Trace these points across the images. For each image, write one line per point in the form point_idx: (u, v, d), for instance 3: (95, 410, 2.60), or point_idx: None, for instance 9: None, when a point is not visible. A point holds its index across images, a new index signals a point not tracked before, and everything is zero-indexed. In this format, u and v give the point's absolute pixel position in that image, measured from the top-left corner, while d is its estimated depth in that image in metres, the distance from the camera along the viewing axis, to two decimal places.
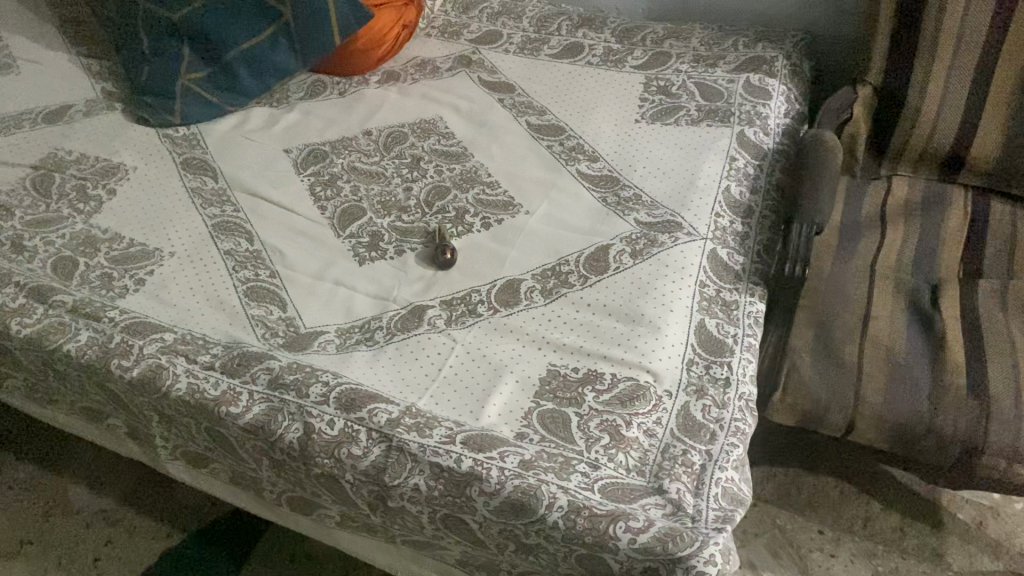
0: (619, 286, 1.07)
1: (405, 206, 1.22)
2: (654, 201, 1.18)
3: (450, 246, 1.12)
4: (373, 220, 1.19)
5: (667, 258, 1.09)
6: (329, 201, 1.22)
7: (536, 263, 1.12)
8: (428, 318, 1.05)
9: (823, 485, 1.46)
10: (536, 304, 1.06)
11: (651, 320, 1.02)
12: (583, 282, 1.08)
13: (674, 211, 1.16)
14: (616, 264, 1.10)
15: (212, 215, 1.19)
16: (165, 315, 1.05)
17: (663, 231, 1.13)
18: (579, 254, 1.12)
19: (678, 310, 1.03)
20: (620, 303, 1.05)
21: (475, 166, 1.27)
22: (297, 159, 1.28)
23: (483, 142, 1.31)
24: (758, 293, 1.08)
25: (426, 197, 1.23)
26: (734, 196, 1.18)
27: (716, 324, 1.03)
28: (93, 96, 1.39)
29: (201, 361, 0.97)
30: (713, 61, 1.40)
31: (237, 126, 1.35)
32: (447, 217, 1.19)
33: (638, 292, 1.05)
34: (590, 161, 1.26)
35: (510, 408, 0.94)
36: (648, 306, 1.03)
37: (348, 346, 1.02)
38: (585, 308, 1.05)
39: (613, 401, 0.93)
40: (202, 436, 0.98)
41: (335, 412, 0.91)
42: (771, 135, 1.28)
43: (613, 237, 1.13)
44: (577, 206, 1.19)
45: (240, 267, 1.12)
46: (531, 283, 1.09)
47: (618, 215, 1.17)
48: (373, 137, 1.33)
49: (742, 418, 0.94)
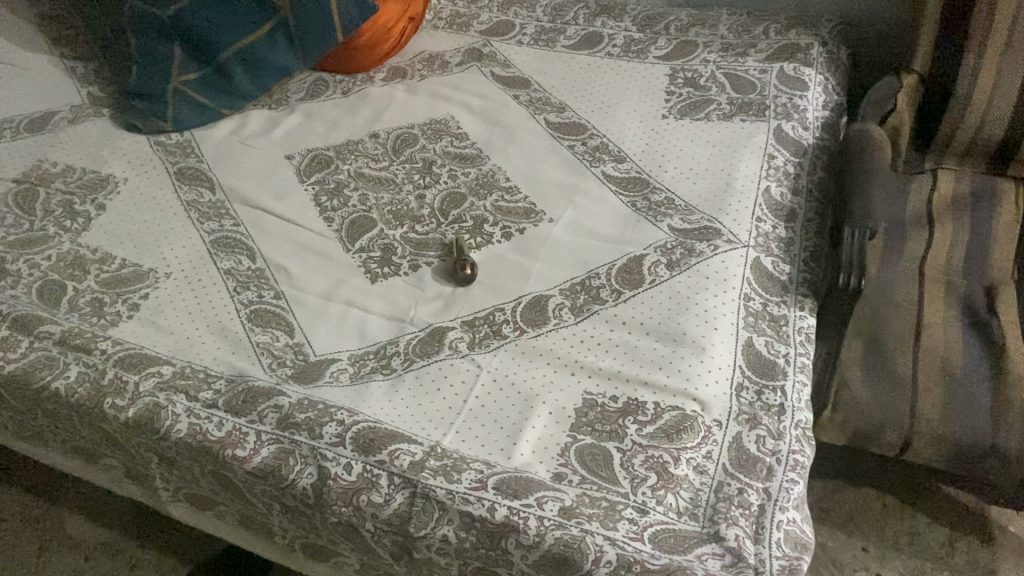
0: (656, 302, 0.98)
1: (417, 216, 1.12)
2: (688, 204, 1.09)
3: (471, 260, 1.03)
4: (384, 232, 1.10)
5: (707, 269, 1.00)
6: (336, 212, 1.13)
7: (563, 277, 1.03)
8: (450, 342, 0.96)
9: (866, 498, 1.38)
10: (566, 324, 0.97)
11: (694, 340, 0.93)
12: (616, 297, 0.99)
13: (710, 216, 1.07)
14: (651, 277, 1.01)
15: (211, 230, 1.10)
16: (162, 344, 0.96)
17: (700, 239, 1.04)
18: (609, 265, 1.03)
19: (723, 329, 0.94)
20: (659, 321, 0.96)
21: (492, 170, 1.18)
22: (299, 166, 1.19)
23: (499, 144, 1.22)
24: (809, 305, 0.99)
25: (439, 205, 1.14)
26: (775, 198, 1.09)
27: (764, 343, 0.94)
28: (78, 101, 1.30)
29: (202, 399, 0.88)
30: (743, 50, 1.30)
31: (235, 131, 1.25)
32: (464, 227, 1.10)
33: (678, 308, 0.96)
34: (617, 162, 1.16)
35: (545, 444, 0.85)
36: (689, 324, 0.95)
37: (363, 376, 0.93)
38: (620, 327, 0.96)
39: (658, 434, 0.85)
40: (207, 479, 0.89)
41: (352, 455, 0.82)
42: (810, 129, 1.19)
43: (646, 246, 1.04)
44: (604, 212, 1.10)
45: (242, 289, 1.03)
46: (559, 299, 1.00)
47: (650, 222, 1.08)
48: (381, 140, 1.23)
49: (800, 450, 0.86)
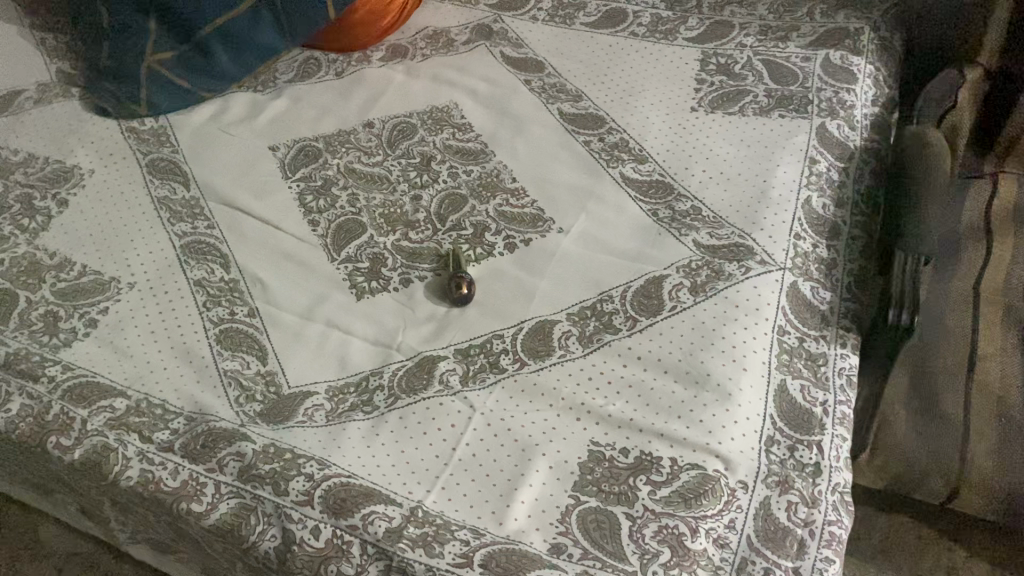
0: (676, 334, 0.86)
1: (412, 221, 1.01)
2: (716, 216, 0.96)
3: (469, 277, 0.92)
4: (374, 239, 0.99)
5: (736, 296, 0.88)
6: (321, 214, 1.01)
7: (572, 299, 0.91)
8: (440, 375, 0.85)
9: (899, 527, 1.26)
10: (573, 356, 0.86)
11: (718, 383, 0.81)
12: (630, 326, 0.87)
13: (741, 231, 0.94)
14: (673, 302, 0.89)
15: (182, 233, 0.99)
16: (119, 371, 0.85)
17: (729, 259, 0.91)
18: (625, 286, 0.91)
19: (752, 370, 0.82)
20: (679, 358, 0.84)
21: (497, 168, 1.05)
22: (284, 159, 1.07)
23: (505, 138, 1.09)
24: (852, 341, 0.87)
25: (437, 208, 1.02)
26: (815, 212, 0.96)
27: (800, 387, 0.82)
28: (47, 79, 1.18)
29: (157, 440, 0.78)
30: (783, 34, 1.16)
31: (215, 116, 1.14)
32: (463, 235, 0.98)
33: (702, 343, 0.85)
34: (638, 163, 1.03)
35: (543, 506, 0.74)
36: (714, 363, 0.83)
37: (340, 414, 0.82)
38: (634, 364, 0.84)
39: (674, 498, 0.74)
40: (163, 528, 0.80)
41: (321, 518, 0.72)
42: (858, 130, 1.05)
43: (667, 265, 0.92)
44: (620, 222, 0.98)
45: (212, 304, 0.92)
46: (566, 326, 0.88)
47: (672, 235, 0.95)
48: (376, 130, 1.11)
49: (838, 521, 0.75)
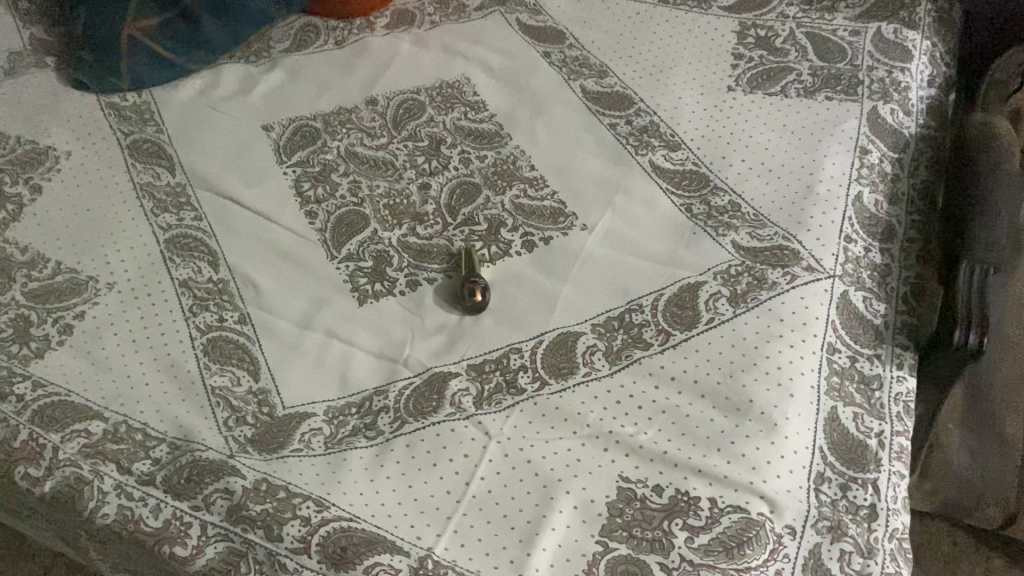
0: (714, 352, 0.77)
1: (419, 214, 0.91)
2: (756, 213, 0.87)
3: (483, 282, 0.83)
4: (377, 234, 0.90)
5: (780, 310, 0.79)
6: (319, 204, 0.92)
7: (598, 309, 0.82)
8: (452, 396, 0.76)
9: (933, 534, 1.19)
10: (600, 375, 0.77)
11: (762, 411, 0.73)
12: (663, 341, 0.79)
13: (786, 232, 0.85)
14: (710, 314, 0.80)
15: (167, 226, 0.90)
16: (95, 387, 0.77)
17: (772, 265, 0.82)
18: (655, 295, 0.82)
19: (800, 396, 0.74)
20: (717, 381, 0.75)
21: (514, 153, 0.96)
22: (280, 141, 0.98)
23: (522, 119, 0.99)
24: (909, 360, 0.78)
25: (448, 200, 0.92)
26: (867, 210, 0.87)
27: (852, 416, 0.74)
28: (20, 47, 1.08)
29: (136, 472, 0.70)
30: (830, 4, 1.07)
31: (203, 91, 1.03)
32: (476, 231, 0.89)
33: (743, 364, 0.76)
34: (669, 150, 0.94)
35: (568, 553, 0.66)
36: (757, 387, 0.74)
37: (340, 440, 0.74)
38: (667, 386, 0.76)
39: (714, 548, 0.66)
40: (145, 565, 0.72)
41: (320, 569, 0.65)
42: (913, 115, 0.95)
43: (702, 270, 0.83)
44: (649, 218, 0.88)
45: (200, 309, 0.83)
46: (590, 340, 0.80)
47: (708, 235, 0.86)
48: (379, 108, 1.01)
49: (896, 573, 0.67)
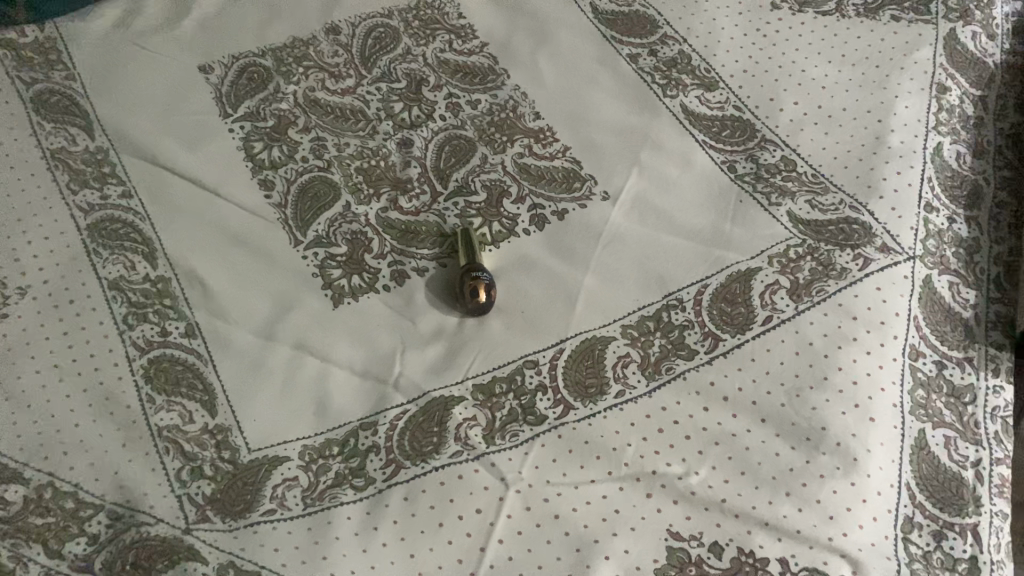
0: (776, 363, 0.63)
1: (401, 181, 0.74)
2: (815, 173, 0.71)
3: (487, 276, 0.67)
4: (351, 210, 0.73)
5: (853, 305, 0.65)
6: (276, 170, 0.74)
7: (629, 305, 0.67)
8: (457, 429, 0.62)
9: None
10: (637, 394, 0.63)
11: (838, 442, 0.60)
12: (711, 348, 0.65)
13: (853, 198, 0.70)
14: (767, 311, 0.65)
15: (88, 205, 0.72)
16: (11, 434, 0.61)
17: (839, 244, 0.68)
18: (698, 285, 0.67)
19: (882, 420, 0.61)
20: (781, 402, 0.62)
21: (512, 97, 0.78)
22: (222, 87, 0.79)
23: (521, 51, 0.81)
24: (1005, 364, 0.66)
25: (436, 160, 0.75)
26: (948, 166, 0.72)
27: (944, 442, 0.62)
28: None
29: (69, 556, 0.58)
30: None
31: (122, 22, 0.83)
32: (472, 203, 0.72)
33: (811, 378, 0.63)
34: (705, 90, 0.77)
35: None
36: (829, 410, 0.61)
37: (324, 494, 0.60)
38: (720, 408, 0.62)
39: None
40: None
41: None
42: (999, 39, 0.80)
43: (754, 253, 0.68)
44: (685, 182, 0.72)
45: (136, 320, 0.67)
46: (622, 347, 0.65)
47: (758, 204, 0.70)
48: (343, 39, 0.82)
49: None
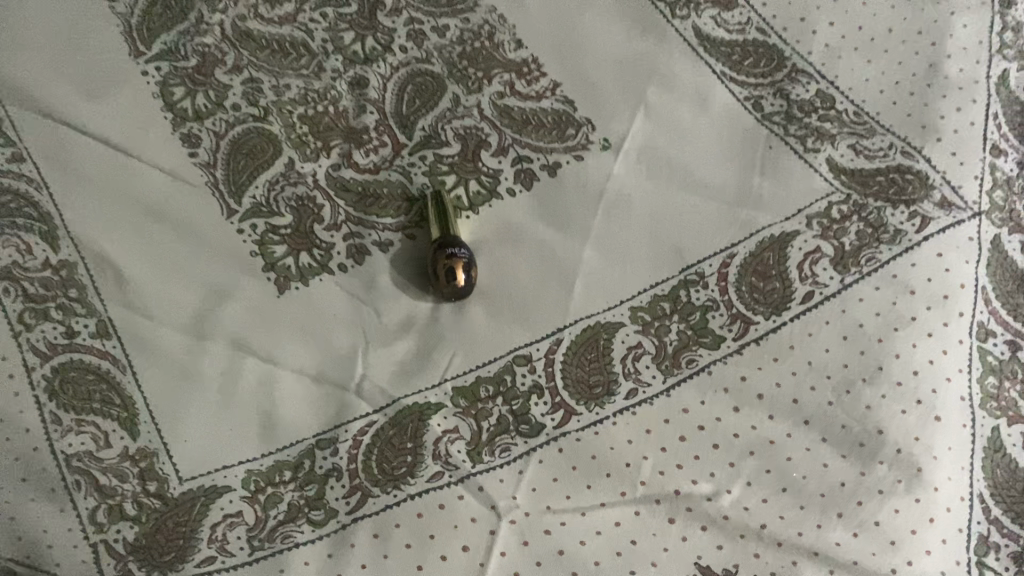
0: (820, 352, 0.52)
1: (354, 131, 0.60)
2: (857, 110, 0.59)
3: (465, 251, 0.54)
4: (294, 169, 0.59)
5: (910, 277, 0.54)
6: (201, 121, 0.60)
7: (638, 281, 0.55)
8: (435, 445, 0.51)
9: None
10: (652, 394, 0.52)
11: (897, 449, 0.50)
12: (741, 335, 0.53)
13: (905, 141, 0.58)
14: (807, 286, 0.54)
15: None
16: None
17: (890, 200, 0.56)
18: (722, 256, 0.56)
19: (948, 419, 0.51)
20: (828, 400, 0.51)
21: (487, 24, 0.62)
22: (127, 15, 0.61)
23: None
24: None
25: (397, 105, 0.61)
26: (1015, 99, 0.60)
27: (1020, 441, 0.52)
28: None
29: None
30: None
31: None
32: (443, 156, 0.59)
33: (862, 369, 0.52)
34: (721, 9, 0.62)
35: None
36: (886, 410, 0.51)
37: (273, 534, 0.50)
38: (753, 410, 0.52)
39: None
40: None
41: None
42: None
43: (789, 213, 0.56)
44: (701, 124, 0.60)
45: (36, 319, 0.54)
46: (632, 335, 0.54)
47: (790, 151, 0.58)
48: None
49: None
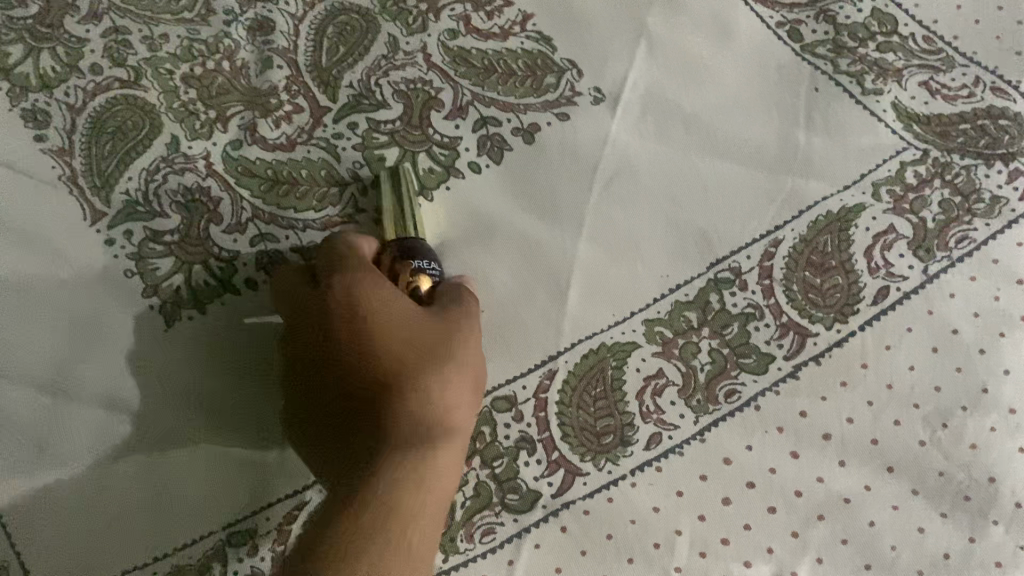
0: (904, 372, 0.39)
1: (257, 93, 0.44)
2: (929, 33, 0.44)
3: (433, 263, 0.37)
4: (179, 152, 0.43)
5: (1015, 263, 0.40)
6: (49, 93, 0.43)
7: (655, 281, 0.41)
8: None
9: None
10: (682, 441, 0.39)
11: (1014, 504, 0.38)
12: (796, 352, 0.40)
13: (994, 74, 0.44)
14: (879, 280, 0.40)
15: None
16: None
17: (982, 155, 0.42)
18: (765, 243, 0.41)
19: None
20: (920, 439, 0.38)
21: None
22: None
23: None
24: None
25: (316, 54, 0.45)
26: None
27: None
28: None
29: None
30: None
31: None
32: (382, 122, 0.44)
33: (961, 394, 0.39)
34: None
35: None
36: (998, 449, 0.38)
37: None
38: (820, 456, 0.38)
39: None
40: None
41: None
42: None
43: (848, 181, 0.42)
44: (725, 59, 0.45)
45: None
46: (651, 359, 0.40)
47: (843, 94, 0.44)
48: None
49: None
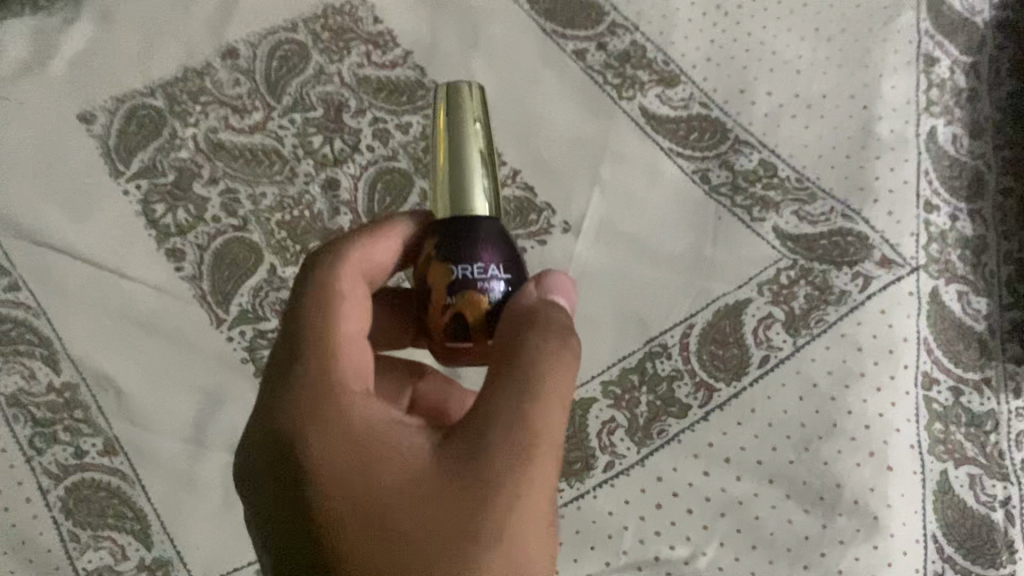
0: (780, 413, 0.57)
1: (329, 232, 0.64)
2: (799, 176, 0.63)
3: (486, 272, 0.41)
4: (276, 274, 0.62)
5: (858, 335, 0.58)
6: (185, 235, 0.63)
7: (608, 355, 0.59)
8: None
9: None
10: (628, 464, 0.56)
11: (855, 501, 0.54)
12: (706, 402, 0.58)
13: (845, 204, 0.62)
14: (762, 350, 0.58)
15: None
16: None
17: (835, 262, 0.61)
18: (683, 326, 0.60)
19: (901, 468, 0.55)
20: (790, 458, 0.56)
21: None
22: (109, 139, 0.65)
23: (451, 54, 0.68)
24: None
25: (369, 203, 0.65)
26: (945, 153, 0.64)
27: (968, 481, 0.57)
28: None
29: None
30: None
31: None
32: None
33: (819, 427, 0.56)
34: (664, 87, 0.66)
35: None
36: (843, 464, 0.55)
37: None
38: (723, 472, 0.56)
39: None
40: None
41: None
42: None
43: (741, 281, 0.60)
44: (655, 197, 0.64)
45: (46, 441, 0.58)
46: (606, 410, 0.58)
47: (738, 221, 0.62)
48: (243, 63, 0.67)
49: None
